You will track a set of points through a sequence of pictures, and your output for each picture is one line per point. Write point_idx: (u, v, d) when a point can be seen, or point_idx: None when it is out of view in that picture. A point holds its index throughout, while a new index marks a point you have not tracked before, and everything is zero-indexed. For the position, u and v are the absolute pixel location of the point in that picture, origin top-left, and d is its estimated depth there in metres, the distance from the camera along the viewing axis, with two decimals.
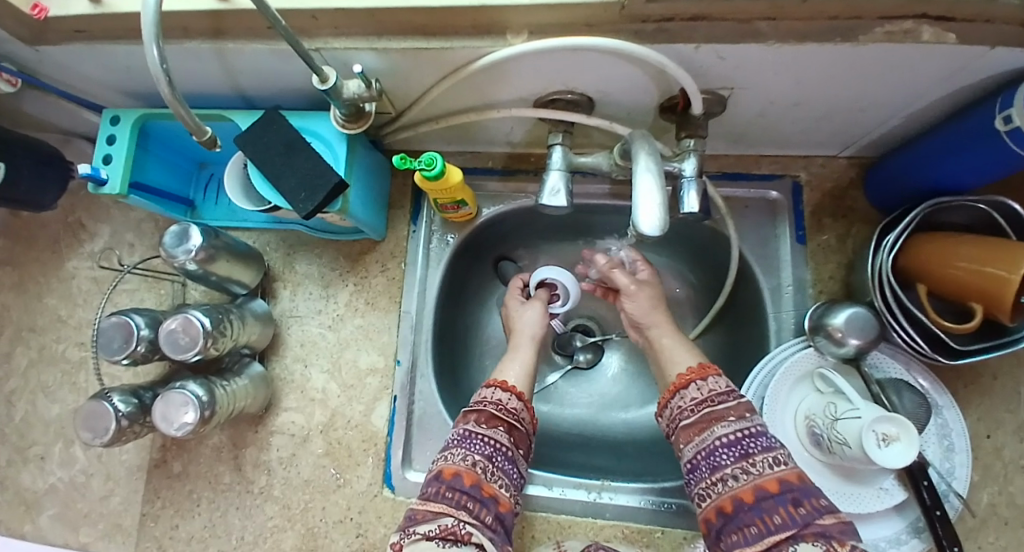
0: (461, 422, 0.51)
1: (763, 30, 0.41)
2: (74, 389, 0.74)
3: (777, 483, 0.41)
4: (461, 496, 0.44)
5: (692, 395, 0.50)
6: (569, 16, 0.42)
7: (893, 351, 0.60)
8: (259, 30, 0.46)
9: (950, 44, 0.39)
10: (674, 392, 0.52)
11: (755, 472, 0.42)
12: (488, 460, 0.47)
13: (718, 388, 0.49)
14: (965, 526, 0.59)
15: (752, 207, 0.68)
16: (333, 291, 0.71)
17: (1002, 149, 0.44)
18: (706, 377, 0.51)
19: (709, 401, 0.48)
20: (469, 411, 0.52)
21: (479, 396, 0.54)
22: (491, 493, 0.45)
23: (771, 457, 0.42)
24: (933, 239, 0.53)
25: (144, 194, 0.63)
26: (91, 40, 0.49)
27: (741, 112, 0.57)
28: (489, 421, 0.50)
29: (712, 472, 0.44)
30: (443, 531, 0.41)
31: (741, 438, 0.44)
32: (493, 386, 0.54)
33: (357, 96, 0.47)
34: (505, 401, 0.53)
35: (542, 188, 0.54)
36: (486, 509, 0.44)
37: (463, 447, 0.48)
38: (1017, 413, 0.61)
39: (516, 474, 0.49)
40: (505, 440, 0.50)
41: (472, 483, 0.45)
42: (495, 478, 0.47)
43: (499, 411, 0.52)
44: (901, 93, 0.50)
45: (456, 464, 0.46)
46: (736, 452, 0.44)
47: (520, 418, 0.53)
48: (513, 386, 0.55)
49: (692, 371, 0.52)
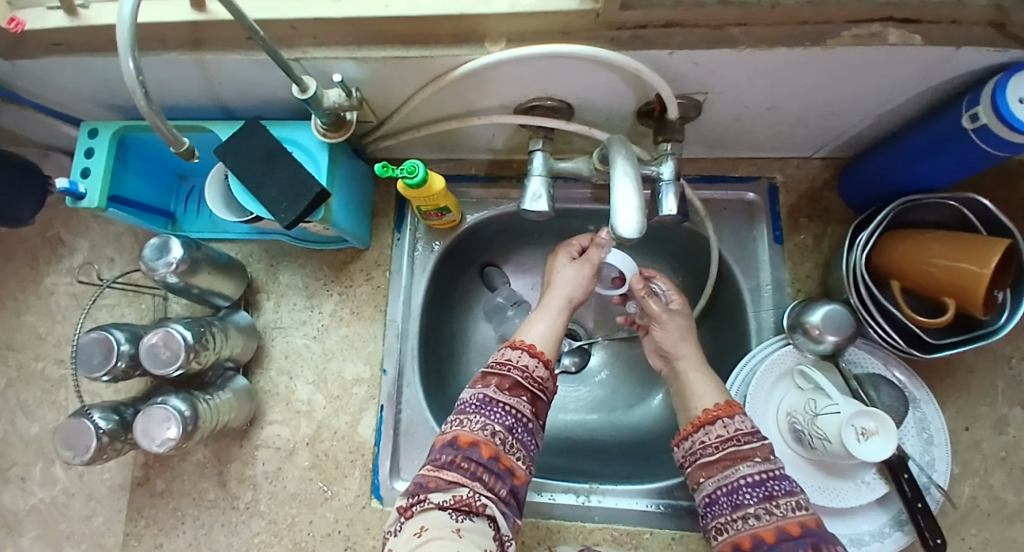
0: (480, 385, 0.50)
1: (736, 35, 0.42)
2: (53, 407, 0.72)
3: (799, 526, 0.41)
4: (476, 467, 0.44)
5: (717, 433, 0.49)
6: (547, 23, 0.43)
7: (870, 347, 0.60)
8: (239, 41, 0.46)
9: (917, 46, 0.41)
10: (697, 427, 0.50)
11: (778, 515, 0.42)
12: (509, 431, 0.47)
13: (744, 429, 0.48)
14: (949, 519, 0.59)
15: (729, 210, 0.69)
16: (317, 301, 0.71)
17: (966, 147, 0.46)
18: (733, 415, 0.49)
19: (734, 441, 0.47)
20: (490, 375, 0.51)
21: (503, 358, 0.53)
22: (507, 466, 0.45)
23: (794, 501, 0.43)
24: (905, 237, 0.54)
25: (123, 207, 0.62)
26: (68, 53, 0.49)
27: (716, 117, 0.58)
28: (511, 389, 0.50)
29: (733, 509, 0.44)
30: (457, 501, 0.41)
31: (765, 479, 0.44)
32: (521, 349, 0.53)
33: (337, 105, 0.48)
34: (531, 368, 0.52)
35: (523, 193, 0.55)
36: (501, 482, 0.44)
37: (482, 415, 0.47)
38: (993, 405, 0.62)
39: (533, 445, 0.49)
40: (527, 411, 0.49)
41: (490, 455, 0.45)
42: (514, 450, 0.47)
43: (523, 379, 0.51)
44: (869, 96, 0.51)
45: (474, 432, 0.46)
46: (760, 493, 0.44)
47: (544, 388, 0.52)
48: (542, 353, 0.54)
49: (717, 409, 0.51)
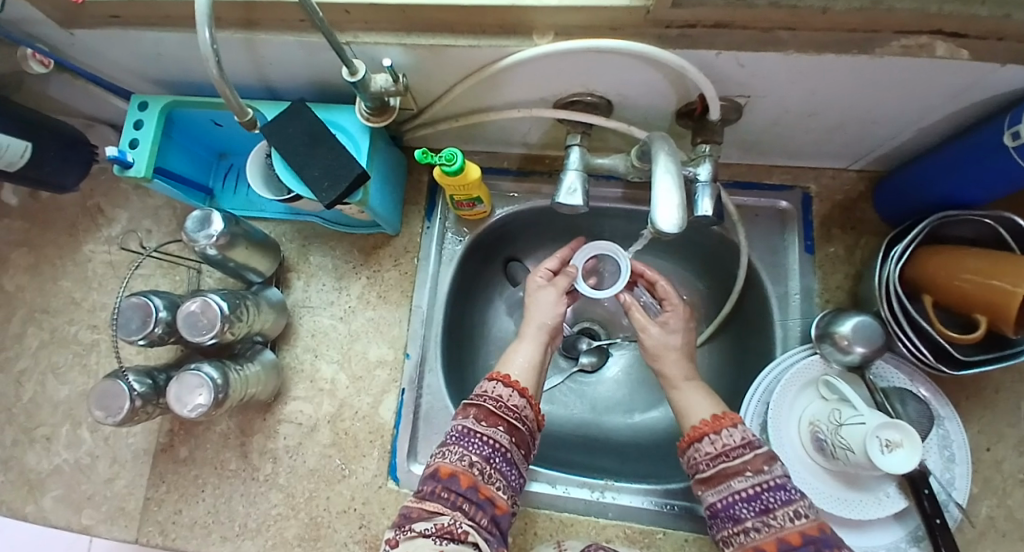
0: (460, 416, 0.51)
1: (782, 38, 0.43)
2: (84, 370, 0.75)
3: (799, 536, 0.42)
4: (456, 496, 0.44)
5: (706, 449, 0.49)
6: (595, 19, 0.44)
7: (897, 361, 0.60)
8: (292, 22, 0.47)
9: (963, 60, 0.41)
10: (689, 443, 0.51)
11: (776, 526, 0.43)
12: (486, 461, 0.47)
13: (733, 442, 0.48)
14: (965, 537, 0.59)
15: (762, 216, 0.69)
16: (345, 283, 0.72)
17: (1007, 164, 0.46)
18: (720, 430, 0.49)
19: (724, 456, 0.48)
20: (468, 405, 0.51)
21: (480, 390, 0.53)
22: (487, 495, 0.46)
23: (792, 510, 0.43)
24: (940, 252, 0.53)
25: (167, 179, 0.64)
26: (124, 26, 0.51)
27: (753, 121, 0.58)
28: (489, 420, 0.50)
29: (733, 524, 0.45)
30: (439, 529, 0.41)
31: (760, 492, 0.45)
32: (495, 380, 0.53)
33: (383, 90, 0.49)
34: (505, 397, 0.52)
35: (558, 187, 0.55)
36: (482, 512, 0.44)
37: (462, 446, 0.48)
38: (1018, 427, 0.62)
39: (515, 475, 0.49)
40: (506, 441, 0.49)
41: (468, 484, 0.45)
42: (492, 480, 0.47)
43: (498, 408, 0.51)
44: (911, 107, 0.51)
45: (453, 463, 0.47)
46: (756, 507, 0.44)
47: (522, 416, 0.52)
48: (517, 381, 0.54)
49: (705, 424, 0.50)
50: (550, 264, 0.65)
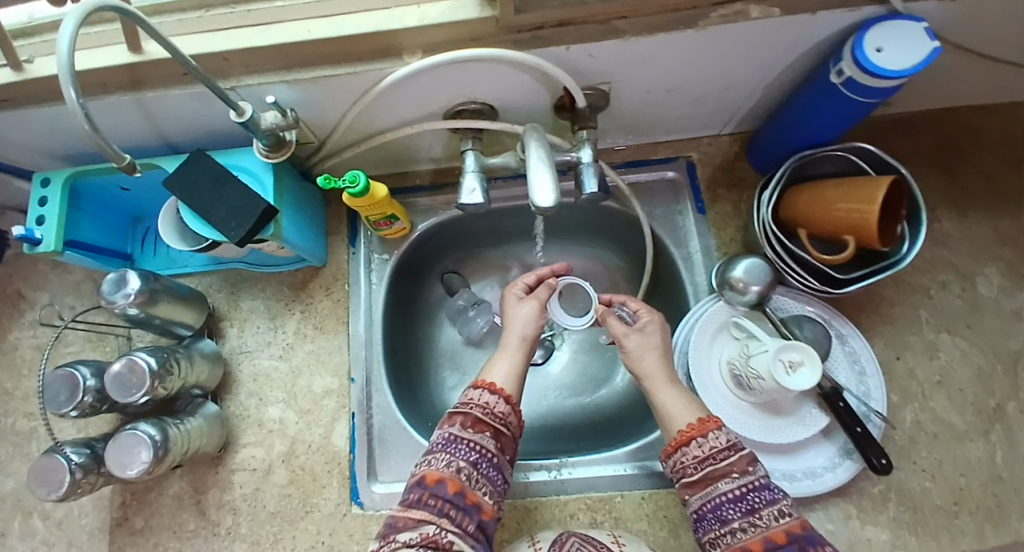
0: (446, 425, 0.51)
1: (621, 26, 0.48)
2: (26, 459, 0.72)
3: (784, 535, 0.41)
4: (443, 503, 0.45)
5: (694, 453, 0.48)
6: (456, 33, 0.49)
7: (794, 293, 0.66)
8: (176, 77, 0.50)
9: (778, 17, 0.47)
10: (676, 447, 0.50)
11: (762, 525, 0.43)
12: (473, 466, 0.48)
13: (719, 445, 0.48)
14: (897, 445, 0.64)
15: (656, 189, 0.75)
16: (280, 321, 0.73)
17: (840, 101, 0.52)
18: (707, 433, 0.49)
19: (711, 459, 0.47)
20: (455, 413, 0.52)
21: (466, 398, 0.54)
22: (474, 501, 0.46)
23: (776, 509, 0.43)
24: (805, 190, 0.60)
25: (80, 251, 0.64)
26: (14, 107, 0.52)
27: (627, 104, 0.64)
28: (475, 426, 0.51)
29: (720, 525, 0.44)
30: (424, 539, 0.42)
31: (745, 492, 0.45)
32: (481, 388, 0.54)
33: (275, 125, 0.51)
34: (493, 404, 0.52)
35: (460, 190, 0.58)
36: (468, 517, 0.45)
37: (448, 453, 0.48)
38: (920, 334, 0.68)
39: (500, 480, 0.50)
40: (491, 446, 0.50)
41: (456, 491, 0.46)
42: (479, 485, 0.48)
43: (486, 416, 0.52)
44: (752, 69, 0.58)
45: (440, 470, 0.47)
46: (742, 507, 0.44)
47: (507, 423, 0.53)
48: (503, 388, 0.54)
49: (692, 428, 0.50)
50: (528, 279, 0.66)
